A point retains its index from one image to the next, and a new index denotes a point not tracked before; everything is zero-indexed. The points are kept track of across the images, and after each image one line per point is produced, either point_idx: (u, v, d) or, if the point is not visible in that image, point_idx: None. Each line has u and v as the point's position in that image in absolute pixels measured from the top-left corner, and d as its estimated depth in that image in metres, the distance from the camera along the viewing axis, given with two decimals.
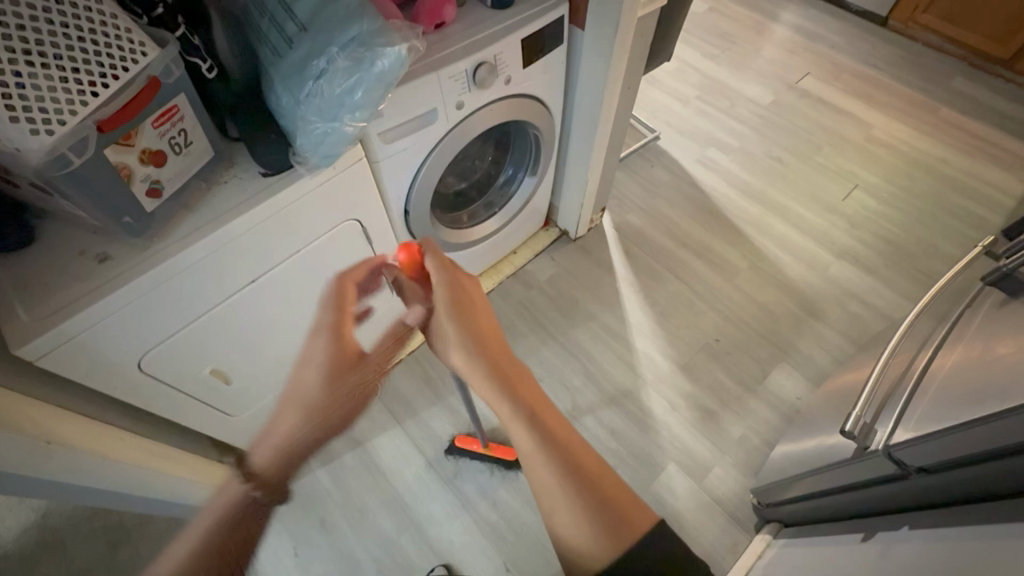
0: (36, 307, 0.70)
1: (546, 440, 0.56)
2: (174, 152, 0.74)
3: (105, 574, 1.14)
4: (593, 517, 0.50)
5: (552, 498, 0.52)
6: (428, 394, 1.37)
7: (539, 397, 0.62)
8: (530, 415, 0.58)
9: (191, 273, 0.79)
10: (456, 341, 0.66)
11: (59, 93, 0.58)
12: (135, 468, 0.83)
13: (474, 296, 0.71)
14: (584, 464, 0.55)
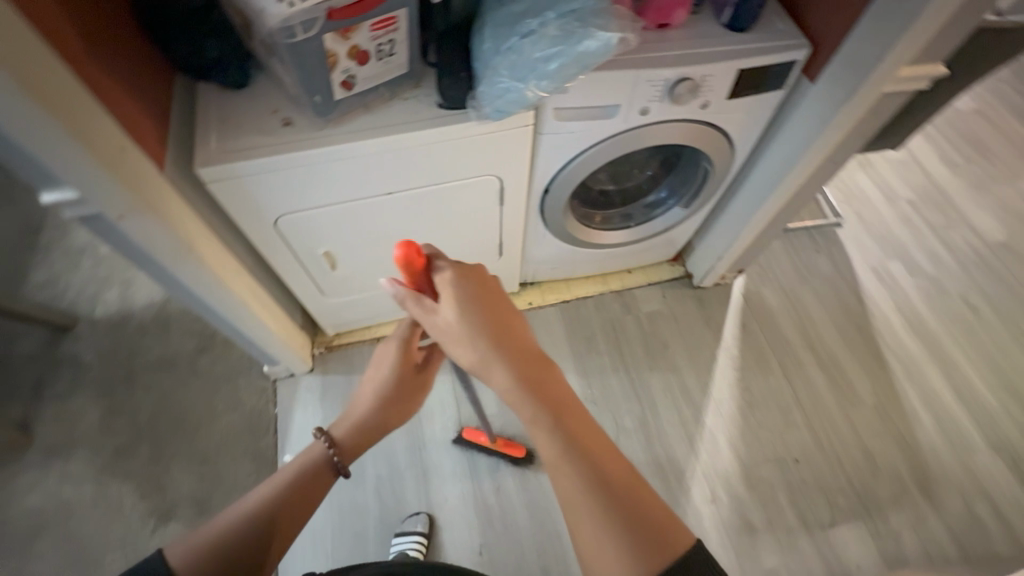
0: (225, 140, 0.82)
1: (576, 452, 0.54)
2: (377, 58, 0.80)
3: (186, 366, 1.36)
4: (630, 536, 0.50)
5: (586, 516, 0.51)
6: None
7: (565, 397, 0.59)
8: (557, 422, 0.56)
9: (344, 165, 0.87)
10: (465, 343, 0.61)
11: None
12: (238, 301, 0.96)
13: (486, 289, 0.65)
14: (611, 473, 0.54)
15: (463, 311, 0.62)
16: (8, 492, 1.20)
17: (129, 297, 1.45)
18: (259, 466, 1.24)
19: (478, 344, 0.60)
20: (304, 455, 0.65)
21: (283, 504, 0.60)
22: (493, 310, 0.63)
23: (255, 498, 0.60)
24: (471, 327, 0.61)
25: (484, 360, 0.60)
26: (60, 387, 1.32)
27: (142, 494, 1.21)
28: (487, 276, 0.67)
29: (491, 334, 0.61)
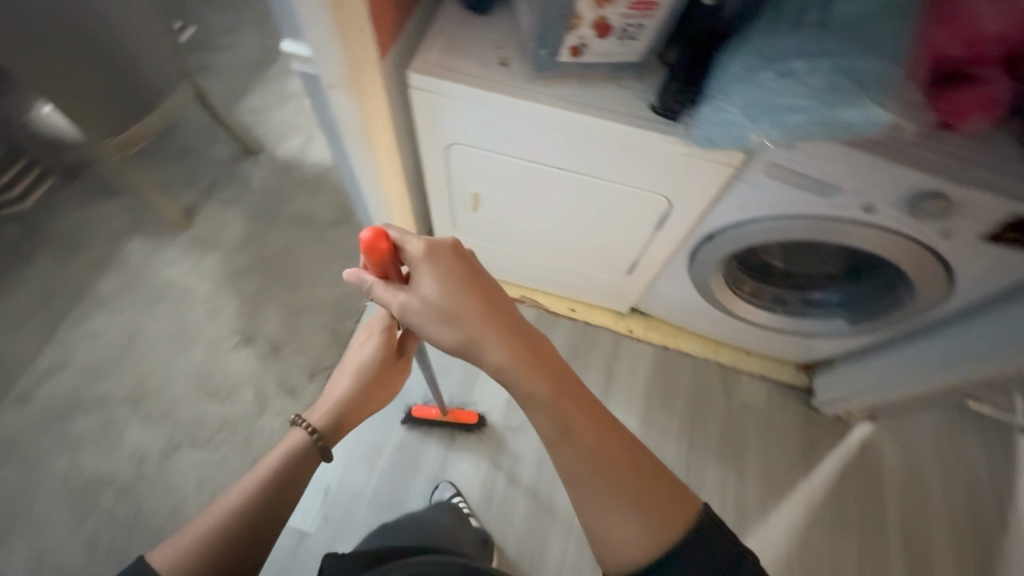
0: (444, 55, 0.84)
1: (572, 434, 0.57)
2: (618, 37, 0.74)
3: (319, 229, 1.50)
4: (637, 510, 0.54)
5: (590, 500, 0.56)
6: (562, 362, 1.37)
7: (551, 373, 0.60)
8: (548, 402, 0.58)
9: (533, 124, 0.85)
10: (443, 328, 0.64)
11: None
12: (384, 199, 1.02)
13: (459, 261, 0.66)
14: (609, 450, 0.57)
15: (437, 293, 0.64)
16: (158, 259, 1.44)
17: (305, 150, 1.61)
18: (332, 343, 1.35)
19: (457, 324, 0.63)
20: (287, 444, 0.68)
21: (271, 496, 0.61)
22: (468, 288, 0.64)
23: (243, 491, 0.60)
24: (451, 308, 0.63)
25: (468, 345, 0.62)
26: (226, 198, 1.53)
27: (242, 314, 1.38)
28: (462, 252, 0.67)
29: (473, 312, 0.62)
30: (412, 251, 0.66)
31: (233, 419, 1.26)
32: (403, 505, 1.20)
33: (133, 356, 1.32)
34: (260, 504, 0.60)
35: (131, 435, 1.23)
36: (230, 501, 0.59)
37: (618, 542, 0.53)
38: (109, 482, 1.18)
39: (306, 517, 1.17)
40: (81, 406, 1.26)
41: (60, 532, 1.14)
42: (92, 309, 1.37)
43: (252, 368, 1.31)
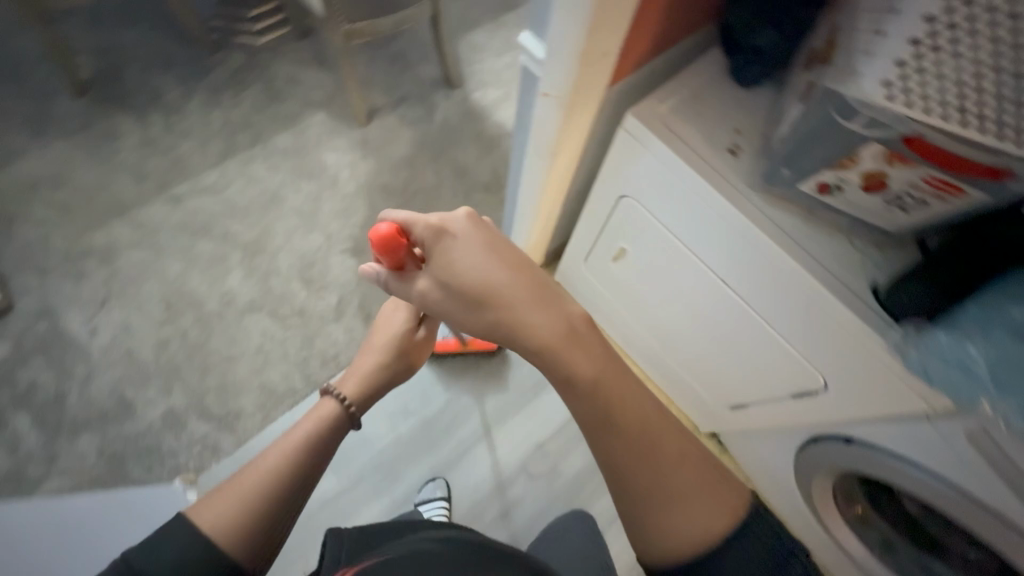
0: (674, 113, 0.73)
1: (616, 422, 0.53)
2: (885, 200, 0.58)
3: (467, 188, 1.49)
4: (689, 501, 0.52)
5: (636, 493, 0.53)
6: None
7: (592, 354, 0.55)
8: (596, 387, 0.54)
9: (723, 231, 0.72)
10: (463, 310, 0.59)
11: (946, 93, 0.44)
12: (536, 208, 0.96)
13: (477, 235, 0.60)
14: (653, 434, 0.54)
15: (448, 273, 0.59)
16: (327, 141, 1.52)
17: (495, 107, 1.60)
18: None
19: (481, 305, 0.58)
20: (314, 415, 0.70)
21: (305, 464, 0.64)
22: (486, 264, 0.58)
23: (272, 455, 0.63)
24: (469, 286, 0.58)
25: (498, 327, 0.58)
26: (408, 116, 1.57)
27: (364, 227, 1.43)
28: (481, 226, 0.61)
29: (496, 290, 0.57)
30: (420, 231, 0.60)
31: (310, 313, 1.33)
32: (398, 476, 1.21)
33: (266, 214, 1.43)
34: (297, 467, 0.63)
35: (231, 278, 1.35)
36: (267, 463, 0.62)
37: (670, 532, 0.52)
38: (197, 306, 1.32)
39: None
40: (211, 232, 1.40)
41: (146, 324, 1.29)
42: (258, 156, 1.49)
43: (347, 279, 1.37)
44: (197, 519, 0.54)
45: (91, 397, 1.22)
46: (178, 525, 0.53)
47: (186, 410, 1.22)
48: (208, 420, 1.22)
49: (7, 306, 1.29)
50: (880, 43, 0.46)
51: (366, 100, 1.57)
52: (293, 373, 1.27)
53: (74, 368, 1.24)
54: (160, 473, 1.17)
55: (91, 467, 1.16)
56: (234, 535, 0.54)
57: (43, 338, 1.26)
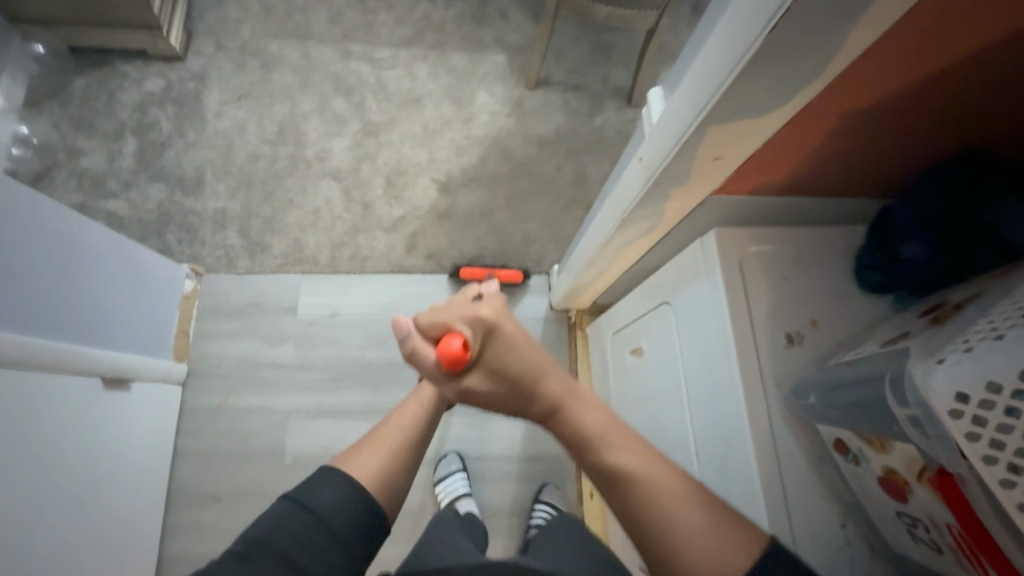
0: (760, 259, 0.62)
1: (630, 479, 0.48)
2: (895, 512, 0.45)
3: (574, 199, 1.44)
4: (729, 558, 0.44)
5: (651, 547, 0.47)
6: (538, 484, 1.22)
7: (604, 418, 0.53)
8: (608, 446, 0.50)
9: (721, 398, 0.61)
10: (501, 400, 0.55)
11: (1011, 445, 0.32)
12: (593, 256, 0.90)
13: (515, 322, 0.55)
14: (659, 495, 0.47)
15: (493, 365, 0.53)
16: (491, 82, 1.53)
17: None
18: (466, 261, 1.36)
19: (512, 394, 0.54)
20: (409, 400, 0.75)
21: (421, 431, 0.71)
22: (519, 344, 0.53)
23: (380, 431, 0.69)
24: (506, 376, 0.53)
25: (528, 410, 0.55)
26: (572, 104, 1.53)
27: (466, 173, 1.44)
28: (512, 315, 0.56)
29: (526, 379, 0.53)
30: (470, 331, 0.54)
31: (372, 210, 1.38)
32: (340, 387, 1.25)
33: (400, 109, 1.49)
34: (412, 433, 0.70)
35: (338, 142, 1.44)
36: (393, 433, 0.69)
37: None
38: (299, 146, 1.42)
39: (309, 307, 1.29)
40: (350, 95, 1.49)
41: (256, 134, 1.43)
42: (429, 59, 1.54)
43: (421, 205, 1.40)
44: (354, 474, 0.62)
45: (184, 161, 1.38)
46: (332, 477, 0.61)
47: (234, 218, 1.34)
48: (243, 238, 1.33)
49: (182, 57, 1.48)
50: (988, 346, 0.34)
51: (547, 68, 1.55)
52: (326, 248, 1.34)
53: (189, 132, 1.41)
54: (186, 251, 1.31)
55: (148, 212, 1.33)
56: (388, 490, 0.64)
57: (187, 96, 1.44)
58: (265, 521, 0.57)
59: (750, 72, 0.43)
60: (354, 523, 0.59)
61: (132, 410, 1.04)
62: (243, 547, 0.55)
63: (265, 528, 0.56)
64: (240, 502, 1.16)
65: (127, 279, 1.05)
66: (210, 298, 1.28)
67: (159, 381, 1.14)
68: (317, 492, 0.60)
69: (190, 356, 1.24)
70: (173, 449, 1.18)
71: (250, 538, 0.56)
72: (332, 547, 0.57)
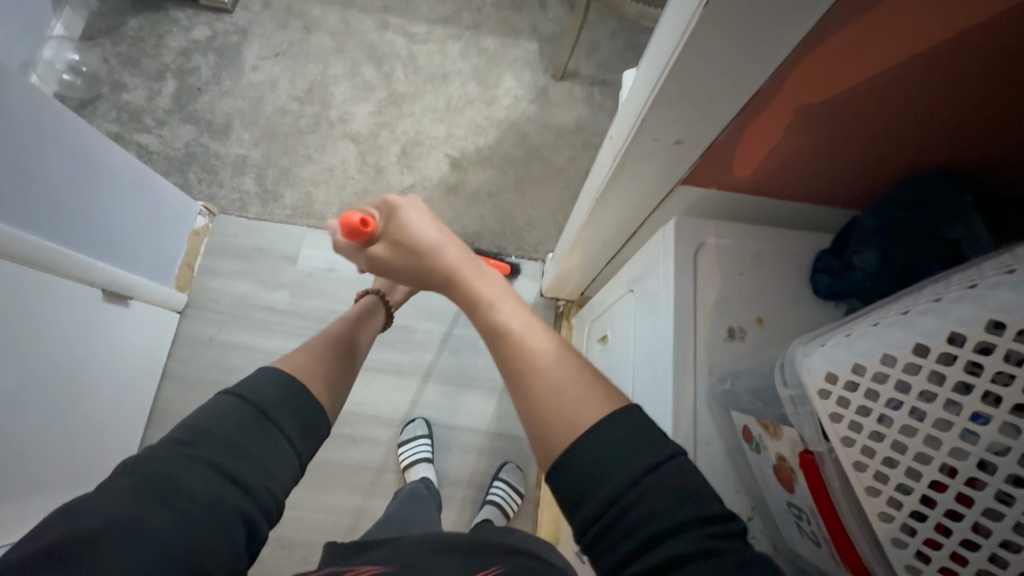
0: (716, 253, 0.63)
1: (511, 331, 0.51)
2: (787, 503, 0.45)
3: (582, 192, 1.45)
4: (588, 400, 0.44)
5: (520, 397, 0.47)
6: (501, 461, 1.24)
7: (493, 286, 0.57)
8: (494, 306, 0.54)
9: (657, 382, 0.62)
10: (402, 265, 0.63)
11: (863, 427, 0.34)
12: (574, 240, 0.91)
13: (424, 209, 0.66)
14: (529, 340, 0.50)
15: (395, 233, 0.63)
16: (518, 68, 1.56)
17: None
18: (466, 237, 1.39)
19: (413, 259, 0.61)
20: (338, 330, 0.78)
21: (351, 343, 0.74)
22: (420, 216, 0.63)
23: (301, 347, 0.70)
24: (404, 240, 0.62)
25: (428, 279, 0.61)
26: (595, 99, 1.53)
27: (480, 152, 1.47)
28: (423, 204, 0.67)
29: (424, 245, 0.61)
30: (380, 212, 0.66)
31: (384, 176, 1.43)
32: None
33: (426, 83, 1.53)
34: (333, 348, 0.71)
35: (362, 107, 1.49)
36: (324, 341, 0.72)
37: (563, 441, 0.43)
38: (324, 106, 1.48)
39: (309, 260, 1.35)
40: (381, 64, 1.53)
41: (286, 90, 1.49)
42: (462, 39, 1.58)
43: (430, 177, 1.44)
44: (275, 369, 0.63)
45: (216, 107, 1.45)
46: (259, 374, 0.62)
47: (253, 166, 1.41)
48: (258, 185, 1.40)
49: (231, 11, 1.56)
50: (867, 332, 0.36)
51: (576, 61, 1.56)
52: (335, 206, 1.39)
53: (225, 81, 1.48)
54: (205, 189, 1.38)
55: (176, 149, 1.41)
56: (314, 382, 0.64)
57: (229, 46, 1.52)
58: (207, 413, 0.57)
59: (693, 46, 0.45)
60: (291, 411, 0.59)
61: (127, 328, 1.11)
62: (184, 431, 0.55)
63: (207, 417, 0.56)
64: None
65: (144, 204, 1.12)
66: (218, 238, 1.35)
67: (158, 306, 1.20)
68: (255, 381, 0.60)
69: (193, 288, 1.31)
70: (162, 371, 1.25)
71: (191, 425, 0.55)
72: (269, 432, 0.57)
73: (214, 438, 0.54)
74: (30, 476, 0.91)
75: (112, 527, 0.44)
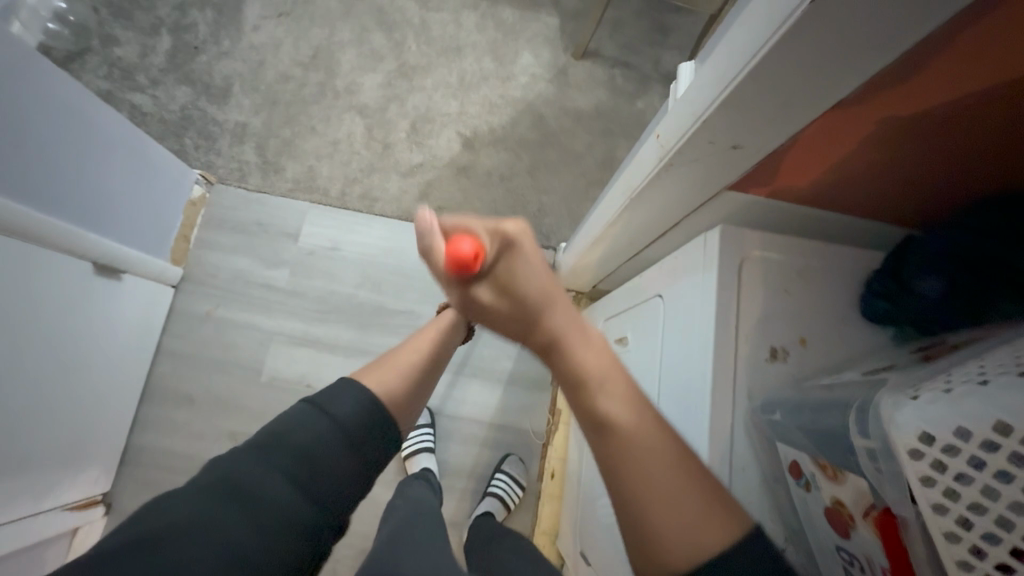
0: (762, 265, 0.59)
1: (619, 427, 0.46)
2: (835, 546, 0.43)
3: (597, 181, 1.40)
4: (708, 534, 0.41)
5: (626, 511, 0.44)
6: (504, 452, 1.22)
7: (596, 360, 0.51)
8: (599, 389, 0.49)
9: (689, 399, 0.59)
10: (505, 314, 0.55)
11: (959, 496, 0.32)
12: (598, 234, 0.87)
13: (535, 244, 0.54)
14: (648, 444, 0.45)
15: (503, 281, 0.53)
16: (537, 44, 1.48)
17: None
18: None
19: (515, 312, 0.54)
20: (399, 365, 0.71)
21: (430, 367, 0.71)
22: (534, 263, 0.53)
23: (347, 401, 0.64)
24: (515, 290, 0.53)
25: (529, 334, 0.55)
26: (616, 82, 1.46)
27: (494, 132, 1.40)
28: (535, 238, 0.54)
29: (535, 301, 0.53)
30: (492, 241, 0.53)
31: (392, 152, 1.36)
32: (329, 320, 1.26)
33: (440, 55, 1.44)
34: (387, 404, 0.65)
35: (371, 77, 1.41)
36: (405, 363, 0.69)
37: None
38: (330, 74, 1.39)
39: (312, 237, 1.29)
40: (392, 31, 1.44)
41: (290, 54, 1.40)
42: (479, 8, 1.48)
43: (441, 156, 1.37)
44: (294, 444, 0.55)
45: (215, 68, 1.37)
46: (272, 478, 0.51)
47: (254, 135, 1.33)
48: (259, 155, 1.33)
49: None
50: (971, 391, 0.33)
51: (599, 40, 1.49)
52: (340, 182, 1.33)
53: (225, 40, 1.39)
54: (202, 156, 1.31)
55: (171, 112, 1.32)
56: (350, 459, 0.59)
57: (228, 3, 1.41)
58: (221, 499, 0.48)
59: (787, 44, 0.39)
60: (354, 436, 0.58)
61: (120, 303, 1.06)
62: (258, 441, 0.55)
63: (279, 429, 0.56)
64: (213, 410, 1.19)
65: (138, 173, 1.05)
66: (216, 209, 1.28)
67: (152, 280, 1.15)
68: (302, 415, 0.58)
69: (188, 262, 1.25)
70: (156, 347, 1.20)
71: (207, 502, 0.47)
72: (343, 453, 0.57)
73: (286, 450, 0.54)
74: (17, 458, 0.87)
75: (193, 530, 0.44)
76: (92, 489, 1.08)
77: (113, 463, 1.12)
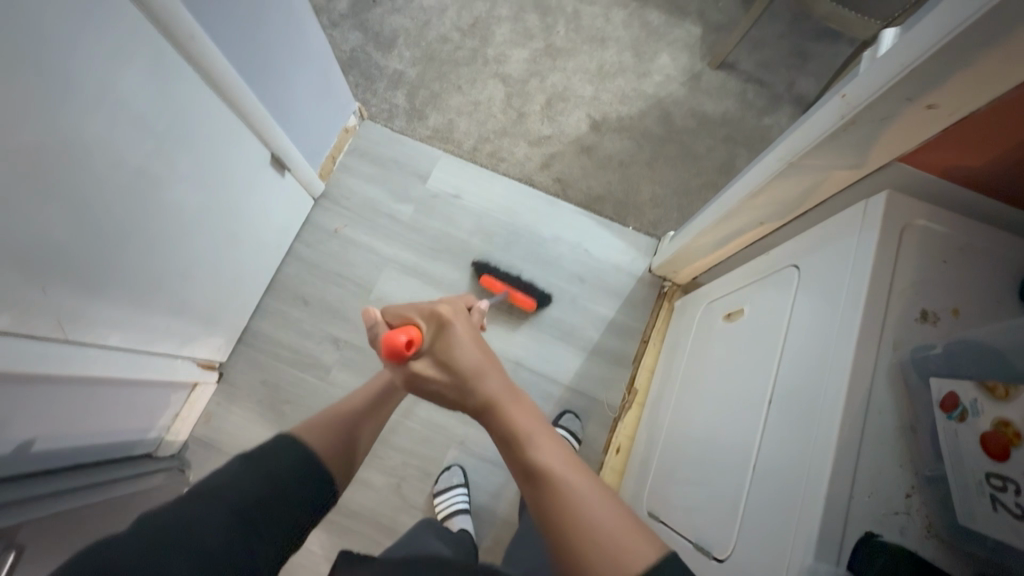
0: (925, 234, 0.61)
1: (553, 476, 0.50)
2: (986, 473, 0.48)
3: (712, 185, 1.44)
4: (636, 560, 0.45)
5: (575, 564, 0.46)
6: (567, 411, 1.28)
7: (531, 421, 0.53)
8: (532, 447, 0.52)
9: (824, 345, 0.62)
10: (440, 387, 0.55)
11: None
12: (733, 205, 0.92)
13: (467, 322, 0.57)
14: (581, 491, 0.49)
15: (438, 356, 0.54)
16: (677, 48, 1.54)
17: None
18: (590, 199, 1.42)
19: (451, 385, 0.54)
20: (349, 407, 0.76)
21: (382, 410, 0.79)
22: (467, 342, 0.54)
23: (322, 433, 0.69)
24: (447, 364, 0.53)
25: (464, 405, 0.55)
26: (748, 96, 1.51)
27: (621, 122, 1.47)
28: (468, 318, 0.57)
29: (466, 372, 0.53)
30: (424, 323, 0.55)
31: (525, 122, 1.46)
32: (439, 259, 1.35)
33: (585, 43, 1.54)
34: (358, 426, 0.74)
35: (519, 51, 1.52)
36: (344, 411, 0.75)
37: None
38: (483, 43, 1.52)
39: (439, 182, 1.41)
40: (545, 15, 1.56)
41: (451, 20, 1.53)
42: (628, 8, 1.57)
43: (568, 134, 1.45)
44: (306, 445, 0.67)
45: (385, 22, 1.52)
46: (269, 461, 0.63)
47: (408, 83, 1.47)
48: (408, 102, 1.46)
49: None
50: None
51: (737, 54, 1.53)
52: (473, 140, 1.44)
53: None
54: (360, 95, 1.46)
55: (342, 52, 1.49)
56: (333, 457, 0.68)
57: None
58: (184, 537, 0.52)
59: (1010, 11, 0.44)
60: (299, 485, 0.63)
61: (279, 196, 1.19)
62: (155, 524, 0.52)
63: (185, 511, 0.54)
64: (323, 315, 1.31)
65: (319, 87, 1.20)
66: (363, 140, 1.43)
67: (305, 185, 1.29)
68: (270, 452, 0.64)
69: (329, 181, 1.39)
70: (288, 249, 1.33)
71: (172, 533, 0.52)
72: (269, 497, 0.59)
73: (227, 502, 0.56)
74: (179, 297, 1.00)
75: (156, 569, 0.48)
76: (215, 354, 1.21)
77: (234, 338, 1.25)
